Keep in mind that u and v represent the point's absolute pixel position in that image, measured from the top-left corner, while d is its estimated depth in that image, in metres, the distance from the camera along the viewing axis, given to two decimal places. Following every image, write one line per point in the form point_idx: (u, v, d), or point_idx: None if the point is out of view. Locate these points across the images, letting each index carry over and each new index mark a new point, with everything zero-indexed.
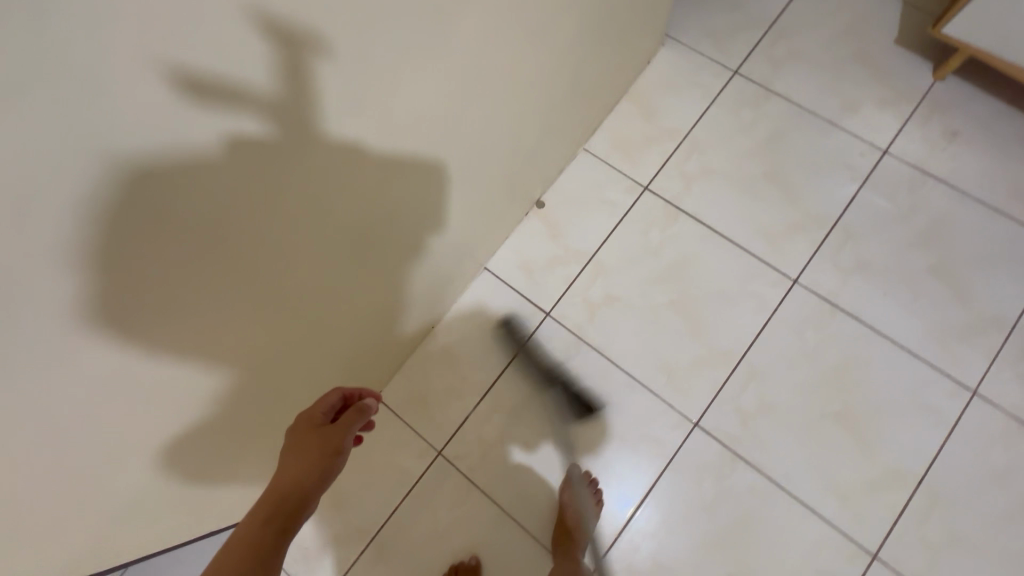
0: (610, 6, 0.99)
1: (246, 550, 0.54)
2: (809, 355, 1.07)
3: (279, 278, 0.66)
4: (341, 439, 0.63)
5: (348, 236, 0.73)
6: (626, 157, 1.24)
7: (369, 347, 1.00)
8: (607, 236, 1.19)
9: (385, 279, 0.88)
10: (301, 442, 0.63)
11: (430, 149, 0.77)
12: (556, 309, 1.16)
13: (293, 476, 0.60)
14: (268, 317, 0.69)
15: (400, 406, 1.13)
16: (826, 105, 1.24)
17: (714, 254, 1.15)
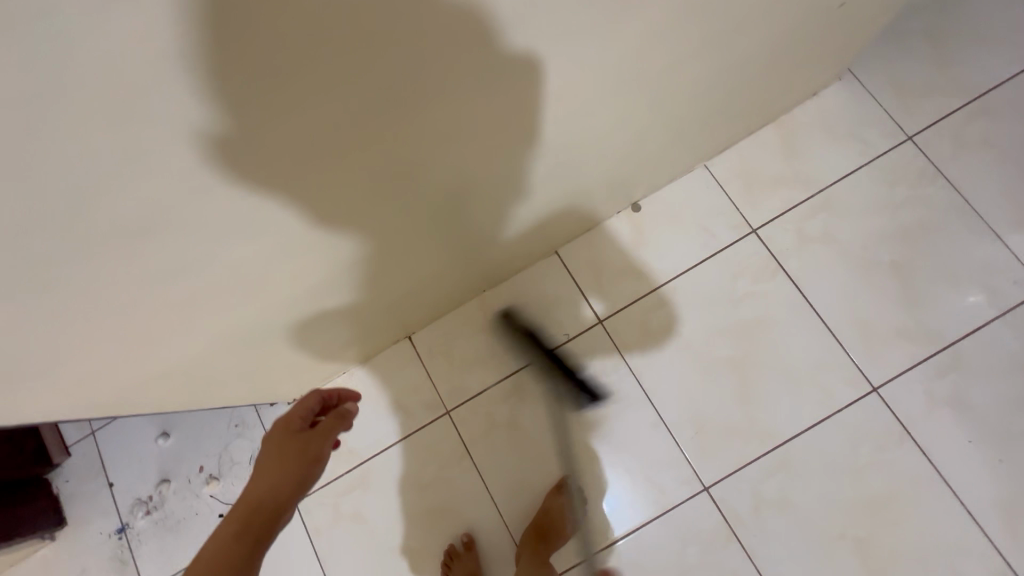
0: (803, 20, 0.85)
1: (228, 547, 0.65)
2: (854, 470, 0.98)
3: (312, 200, 0.59)
4: (315, 451, 0.74)
5: (399, 175, 0.65)
6: (746, 189, 1.12)
7: (397, 291, 0.95)
8: (693, 266, 1.09)
9: (469, 219, 0.86)
10: (281, 450, 0.73)
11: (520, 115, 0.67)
12: (610, 319, 1.09)
13: (277, 478, 0.71)
14: (294, 236, 0.64)
15: (428, 352, 1.13)
16: (999, 211, 1.06)
17: (798, 328, 1.04)
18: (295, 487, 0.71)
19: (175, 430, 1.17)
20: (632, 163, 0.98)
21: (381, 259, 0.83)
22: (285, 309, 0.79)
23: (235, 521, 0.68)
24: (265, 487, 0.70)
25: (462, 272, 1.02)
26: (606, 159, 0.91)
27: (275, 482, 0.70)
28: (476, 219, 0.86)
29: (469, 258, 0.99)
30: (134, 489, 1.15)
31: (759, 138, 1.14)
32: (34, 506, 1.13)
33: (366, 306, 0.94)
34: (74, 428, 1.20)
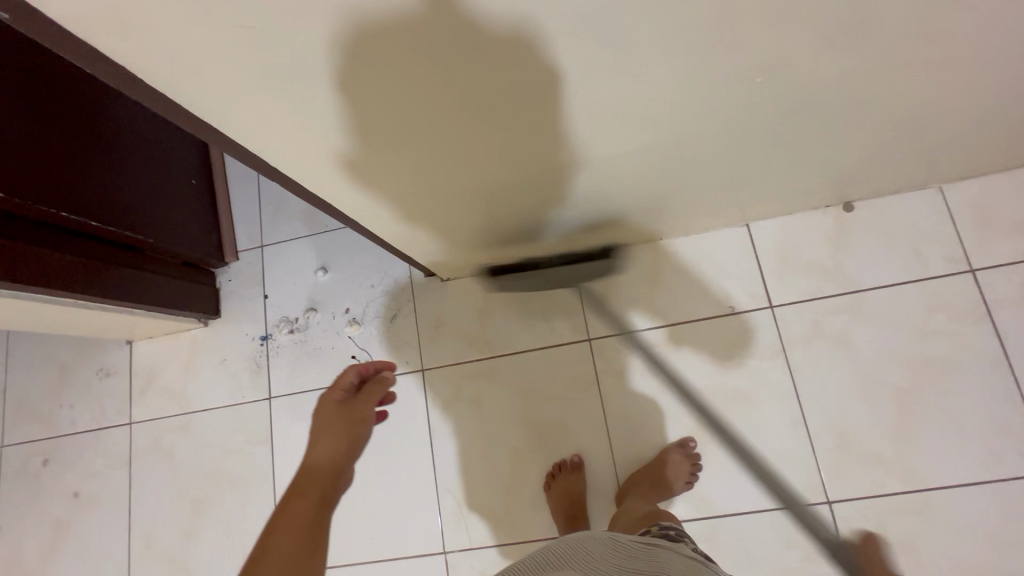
0: None
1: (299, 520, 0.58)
2: (999, 545, 0.91)
3: (440, 156, 0.69)
4: (364, 410, 0.72)
5: (518, 149, 0.71)
6: (977, 226, 1.03)
7: (512, 241, 1.04)
8: (889, 284, 1.03)
9: (682, 162, 0.83)
10: (330, 419, 0.70)
11: (642, 125, 0.70)
12: (783, 308, 1.06)
13: (328, 446, 0.67)
14: (432, 177, 0.75)
15: (589, 277, 1.13)
16: None
17: (986, 384, 0.97)
18: (349, 449, 0.68)
19: (333, 268, 1.25)
20: (886, 153, 0.92)
21: (504, 211, 0.91)
22: (442, 218, 0.90)
23: (295, 491, 0.62)
24: (317, 457, 0.66)
25: (676, 206, 0.99)
26: (879, 133, 0.85)
27: (328, 447, 0.67)
28: (734, 151, 0.83)
29: (693, 194, 0.95)
30: (284, 308, 1.25)
31: (1012, 178, 1.04)
32: (202, 292, 1.25)
33: (490, 240, 1.03)
34: (246, 237, 1.31)
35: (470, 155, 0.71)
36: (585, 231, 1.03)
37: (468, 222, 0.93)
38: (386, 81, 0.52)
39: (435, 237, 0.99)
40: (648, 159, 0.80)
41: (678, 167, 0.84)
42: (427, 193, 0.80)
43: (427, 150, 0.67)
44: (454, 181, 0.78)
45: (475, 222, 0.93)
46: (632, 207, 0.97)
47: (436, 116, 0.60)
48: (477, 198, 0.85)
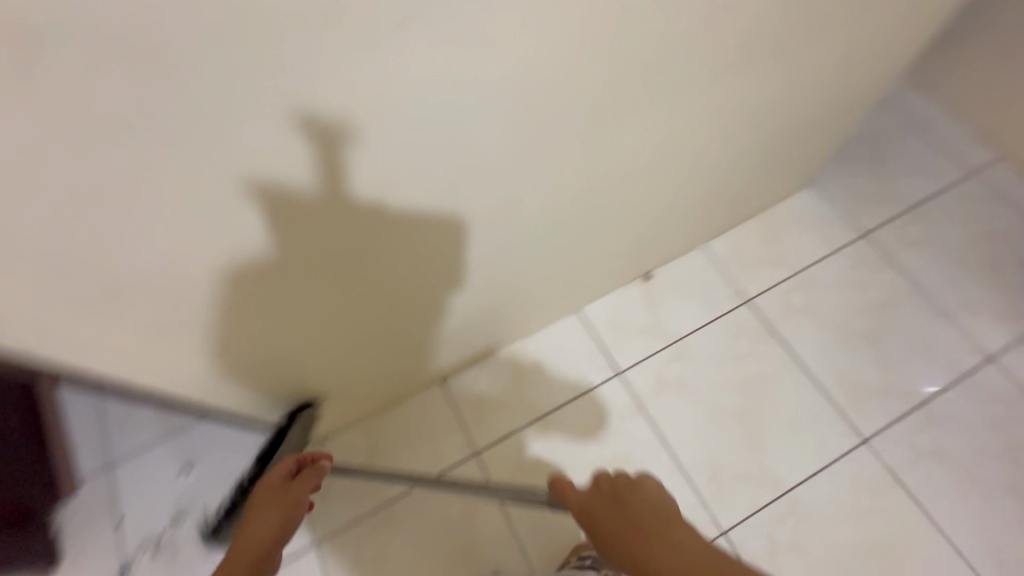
0: (775, 136, 1.10)
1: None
2: (858, 518, 1.06)
3: (283, 315, 0.76)
4: (298, 493, 0.69)
5: (364, 292, 0.81)
6: (739, 267, 1.32)
7: (383, 378, 1.09)
8: (698, 327, 1.26)
9: (500, 277, 0.98)
10: (266, 499, 0.68)
11: (458, 252, 0.84)
12: (628, 371, 1.21)
13: (258, 525, 0.62)
14: (282, 337, 0.80)
15: (467, 395, 1.19)
16: (944, 296, 1.28)
17: (794, 385, 1.19)
18: (279, 527, 0.62)
19: (199, 463, 1.17)
20: (651, 232, 1.18)
21: (363, 353, 0.97)
22: (298, 377, 0.93)
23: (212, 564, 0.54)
24: (245, 542, 0.58)
25: (513, 313, 1.14)
26: (637, 221, 1.10)
27: (263, 525, 0.62)
28: (537, 263, 1.00)
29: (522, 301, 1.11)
30: (145, 526, 1.11)
31: (747, 228, 1.37)
32: (31, 543, 1.07)
33: (356, 385, 1.06)
34: (88, 458, 1.18)
35: (304, 313, 0.78)
36: (446, 351, 1.12)
37: (332, 371, 0.97)
38: (192, 258, 0.60)
39: (297, 399, 1.00)
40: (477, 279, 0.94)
41: (502, 280, 0.99)
42: (277, 356, 0.84)
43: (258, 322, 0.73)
44: (297, 340, 0.83)
45: (342, 368, 0.98)
46: (480, 321, 1.09)
47: (266, 279, 0.68)
48: (327, 351, 0.90)
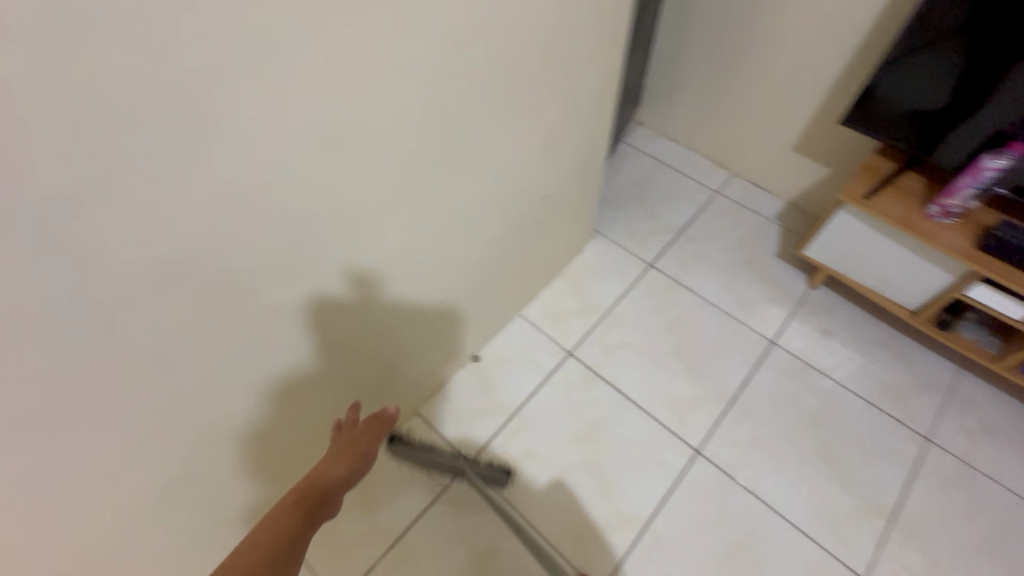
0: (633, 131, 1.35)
1: (281, 528, 0.70)
2: (791, 401, 1.28)
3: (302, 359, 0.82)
4: (366, 446, 0.83)
5: (388, 302, 0.91)
6: (635, 242, 1.57)
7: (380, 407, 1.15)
8: (620, 296, 1.47)
9: (468, 286, 1.12)
10: (333, 459, 0.81)
11: (448, 260, 0.98)
12: (577, 349, 1.38)
13: (322, 470, 0.79)
14: (301, 381, 0.86)
15: (464, 412, 1.29)
16: (788, 214, 1.60)
17: (707, 318, 1.42)
18: (341, 474, 0.79)
19: None
20: (562, 231, 1.38)
21: (365, 386, 1.05)
22: (299, 431, 0.96)
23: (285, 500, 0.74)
24: (319, 483, 0.77)
25: (469, 328, 1.26)
26: (555, 224, 1.29)
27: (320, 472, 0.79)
28: (483, 275, 1.15)
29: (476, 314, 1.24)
30: None
31: (631, 211, 1.64)
32: None
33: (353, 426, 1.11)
34: None
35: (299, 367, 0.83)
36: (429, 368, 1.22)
37: (336, 409, 1.02)
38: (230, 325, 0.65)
39: (299, 460, 1.03)
40: (459, 284, 1.08)
41: (472, 285, 1.13)
42: (282, 410, 0.88)
43: (260, 387, 0.78)
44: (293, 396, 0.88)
45: (358, 397, 1.04)
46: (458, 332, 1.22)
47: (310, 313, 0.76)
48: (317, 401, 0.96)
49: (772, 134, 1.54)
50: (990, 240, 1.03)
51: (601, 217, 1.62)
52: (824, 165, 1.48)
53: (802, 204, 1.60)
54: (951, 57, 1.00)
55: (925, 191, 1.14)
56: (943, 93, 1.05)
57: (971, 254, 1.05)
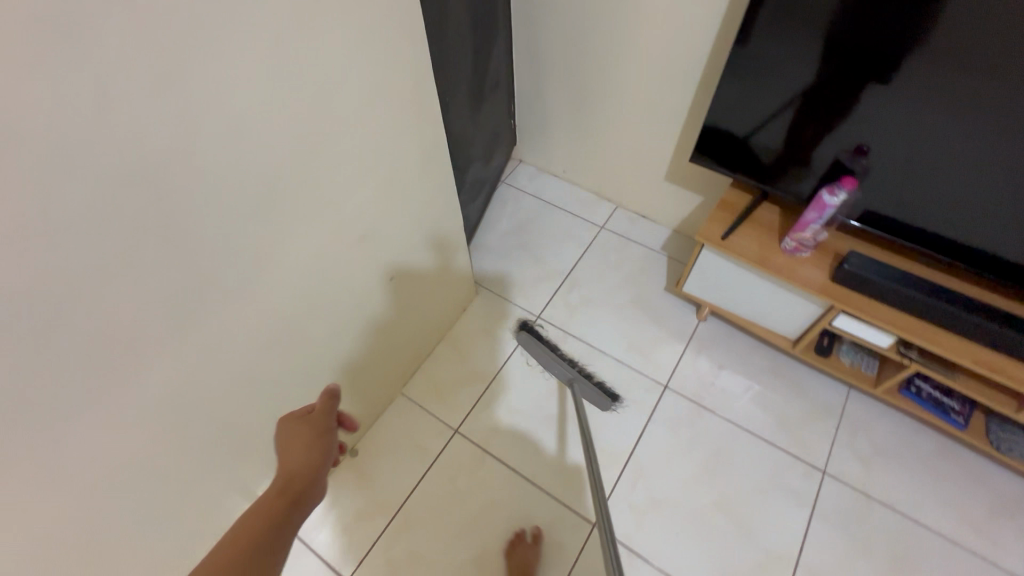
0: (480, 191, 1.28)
1: (265, 524, 0.67)
2: (686, 450, 1.23)
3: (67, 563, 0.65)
4: (325, 421, 0.78)
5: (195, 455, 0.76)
6: (521, 293, 1.50)
7: None
8: (507, 357, 1.39)
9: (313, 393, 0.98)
10: (298, 437, 0.76)
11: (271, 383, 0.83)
12: (463, 424, 1.29)
13: (301, 456, 0.74)
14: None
15: (341, 519, 1.17)
16: (673, 242, 1.56)
17: (600, 368, 1.35)
18: (321, 455, 0.76)
19: None
20: (437, 300, 1.26)
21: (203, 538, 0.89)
22: None
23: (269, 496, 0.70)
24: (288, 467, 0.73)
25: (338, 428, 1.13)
26: (423, 297, 1.18)
27: (302, 458, 0.74)
28: (338, 377, 1.03)
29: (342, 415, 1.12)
30: None
31: (514, 259, 1.56)
32: None
33: None
34: None
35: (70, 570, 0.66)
36: None
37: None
38: None
39: None
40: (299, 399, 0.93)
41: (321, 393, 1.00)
42: None
43: None
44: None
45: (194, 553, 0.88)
46: None
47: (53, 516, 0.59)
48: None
49: (644, 164, 1.50)
50: (841, 272, 1.00)
51: (485, 270, 1.54)
52: (698, 193, 1.45)
53: (686, 231, 1.57)
54: (786, 95, 0.98)
55: (782, 223, 1.10)
56: (786, 130, 1.03)
57: (827, 288, 1.01)
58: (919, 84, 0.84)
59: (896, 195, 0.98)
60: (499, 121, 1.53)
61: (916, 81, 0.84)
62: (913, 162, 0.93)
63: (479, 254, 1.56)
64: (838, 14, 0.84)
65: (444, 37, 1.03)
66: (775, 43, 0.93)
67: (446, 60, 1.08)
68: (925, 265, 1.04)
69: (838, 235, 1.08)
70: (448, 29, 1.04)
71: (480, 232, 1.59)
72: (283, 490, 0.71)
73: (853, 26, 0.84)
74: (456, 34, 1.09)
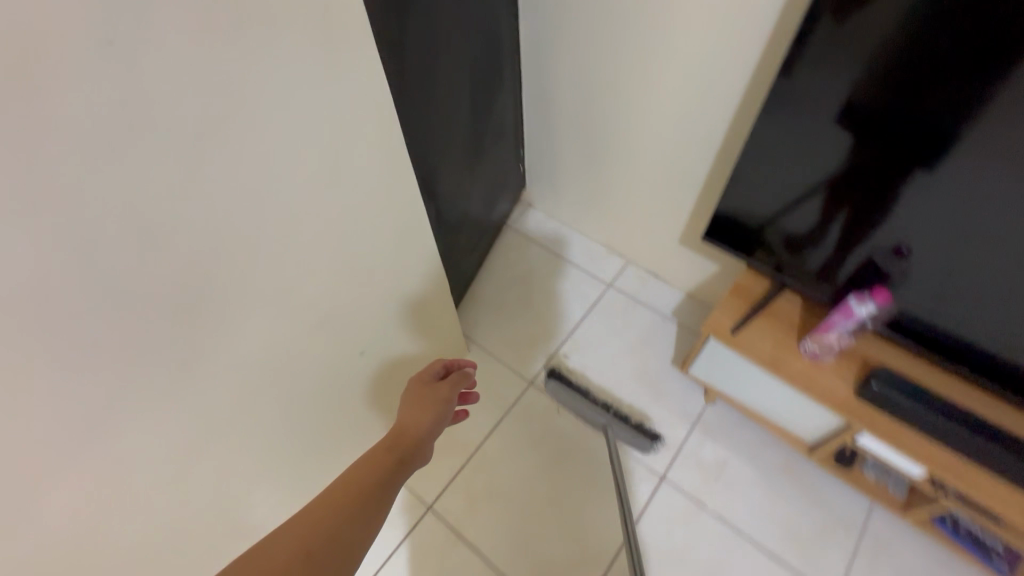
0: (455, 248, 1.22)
1: (376, 462, 0.67)
2: (680, 558, 1.11)
3: None
4: (448, 391, 0.86)
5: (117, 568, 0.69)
6: (515, 355, 1.40)
7: None
8: (493, 428, 1.29)
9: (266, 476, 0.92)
10: (423, 394, 0.85)
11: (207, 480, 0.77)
12: (439, 501, 1.19)
13: (421, 415, 0.79)
14: None
15: None
16: (685, 309, 1.44)
17: (591, 452, 1.26)
18: (432, 420, 0.80)
19: None
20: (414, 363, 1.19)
21: None
22: None
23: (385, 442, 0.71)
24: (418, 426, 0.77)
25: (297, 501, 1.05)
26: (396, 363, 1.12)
27: (417, 417, 0.79)
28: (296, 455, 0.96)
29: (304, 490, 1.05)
30: None
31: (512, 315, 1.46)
32: None
33: None
34: None
35: None
36: None
37: None
38: None
39: None
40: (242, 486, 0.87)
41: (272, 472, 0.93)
42: None
43: None
44: None
45: None
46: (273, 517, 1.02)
47: None
48: None
49: (658, 225, 1.38)
50: (867, 389, 0.87)
51: (478, 325, 1.45)
52: (712, 260, 1.32)
53: (698, 296, 1.44)
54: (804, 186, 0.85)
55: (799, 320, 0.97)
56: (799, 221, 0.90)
57: (848, 405, 0.88)
58: (955, 192, 0.72)
59: (932, 306, 0.84)
60: (502, 169, 1.44)
61: (951, 189, 0.72)
62: (951, 274, 0.80)
63: (474, 307, 1.47)
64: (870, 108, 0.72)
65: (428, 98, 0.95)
66: (788, 134, 0.82)
67: (432, 119, 1.00)
68: (973, 387, 0.88)
69: (869, 341, 0.94)
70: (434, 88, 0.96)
71: (476, 283, 1.50)
72: (400, 446, 0.71)
73: (877, 123, 0.73)
74: (445, 91, 1.01)
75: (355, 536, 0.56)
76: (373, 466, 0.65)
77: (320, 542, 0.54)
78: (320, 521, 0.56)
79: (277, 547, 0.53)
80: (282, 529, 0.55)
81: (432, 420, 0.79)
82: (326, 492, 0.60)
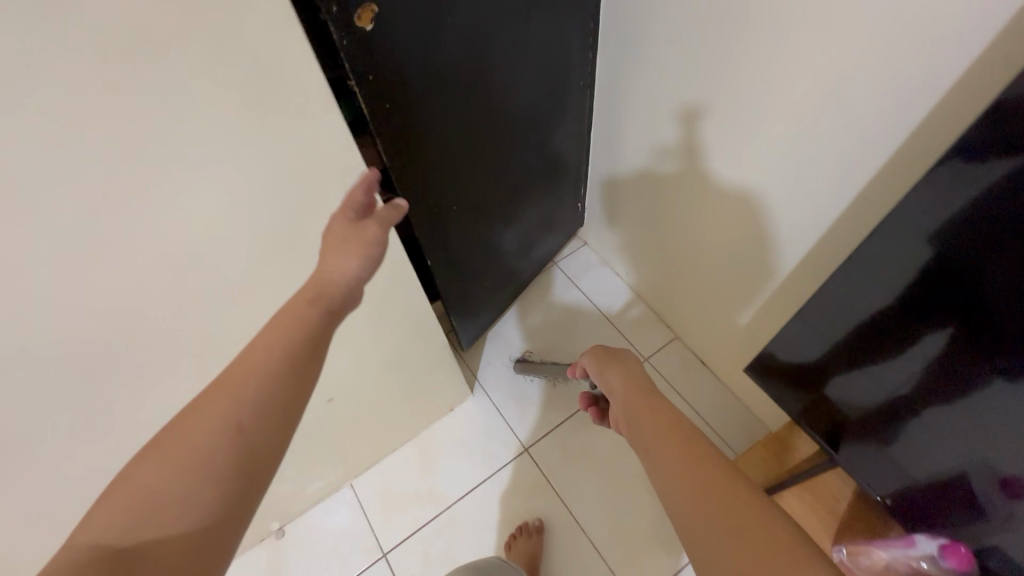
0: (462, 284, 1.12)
1: (289, 334, 0.53)
2: None
3: None
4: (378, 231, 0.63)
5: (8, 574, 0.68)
6: (519, 412, 1.27)
7: None
8: (472, 487, 1.18)
9: None
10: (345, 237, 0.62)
11: None
12: (395, 550, 1.12)
13: (341, 265, 0.60)
14: None
15: None
16: (724, 415, 1.23)
17: (569, 548, 1.11)
18: (363, 262, 0.61)
19: None
20: (398, 404, 1.10)
21: None
22: None
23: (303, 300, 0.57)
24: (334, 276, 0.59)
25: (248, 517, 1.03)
26: (375, 403, 1.05)
27: (342, 265, 0.60)
28: None
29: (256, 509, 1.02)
30: None
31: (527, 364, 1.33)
32: None
33: None
34: None
35: None
36: None
37: None
38: None
39: None
40: None
41: None
42: None
43: None
44: None
45: None
46: None
47: None
48: None
49: (713, 312, 1.17)
50: None
51: (489, 368, 1.33)
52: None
53: (745, 400, 1.22)
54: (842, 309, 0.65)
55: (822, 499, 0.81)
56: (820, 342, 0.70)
57: None
58: (984, 417, 0.56)
59: (951, 538, 0.66)
60: (552, 209, 1.30)
61: (985, 414, 0.56)
62: None
63: (493, 347, 1.36)
64: (987, 282, 0.50)
65: (448, 146, 0.85)
66: (840, 282, 0.63)
67: (454, 166, 0.90)
68: None
69: None
70: (458, 135, 0.86)
71: (502, 321, 1.39)
72: (319, 305, 0.57)
73: (912, 314, 0.58)
74: (476, 136, 0.90)
75: (269, 435, 0.48)
76: (295, 330, 0.53)
77: (229, 446, 0.46)
78: (224, 419, 0.47)
79: (174, 465, 0.45)
80: (180, 435, 0.47)
81: (364, 260, 0.61)
82: (226, 380, 0.49)
